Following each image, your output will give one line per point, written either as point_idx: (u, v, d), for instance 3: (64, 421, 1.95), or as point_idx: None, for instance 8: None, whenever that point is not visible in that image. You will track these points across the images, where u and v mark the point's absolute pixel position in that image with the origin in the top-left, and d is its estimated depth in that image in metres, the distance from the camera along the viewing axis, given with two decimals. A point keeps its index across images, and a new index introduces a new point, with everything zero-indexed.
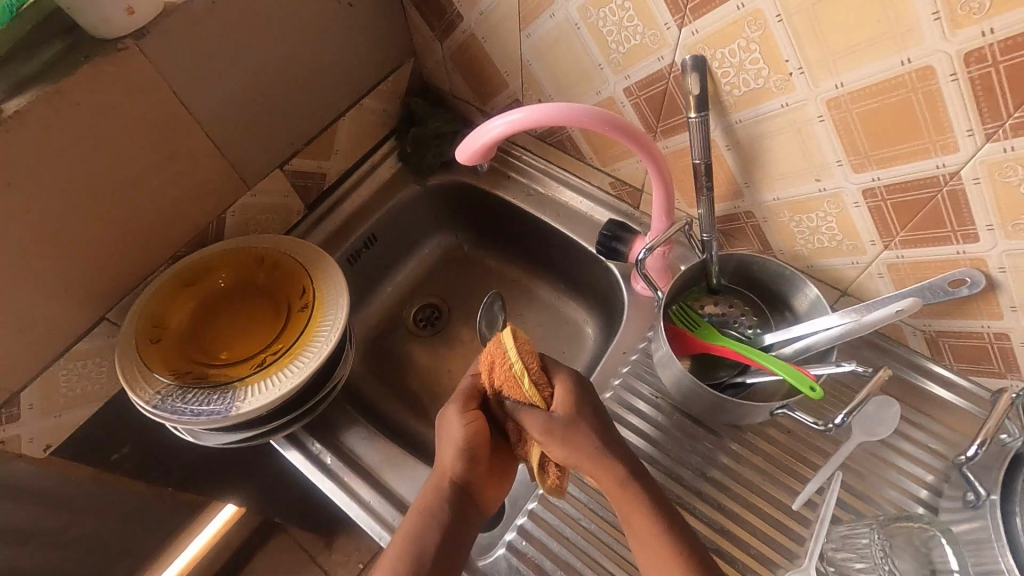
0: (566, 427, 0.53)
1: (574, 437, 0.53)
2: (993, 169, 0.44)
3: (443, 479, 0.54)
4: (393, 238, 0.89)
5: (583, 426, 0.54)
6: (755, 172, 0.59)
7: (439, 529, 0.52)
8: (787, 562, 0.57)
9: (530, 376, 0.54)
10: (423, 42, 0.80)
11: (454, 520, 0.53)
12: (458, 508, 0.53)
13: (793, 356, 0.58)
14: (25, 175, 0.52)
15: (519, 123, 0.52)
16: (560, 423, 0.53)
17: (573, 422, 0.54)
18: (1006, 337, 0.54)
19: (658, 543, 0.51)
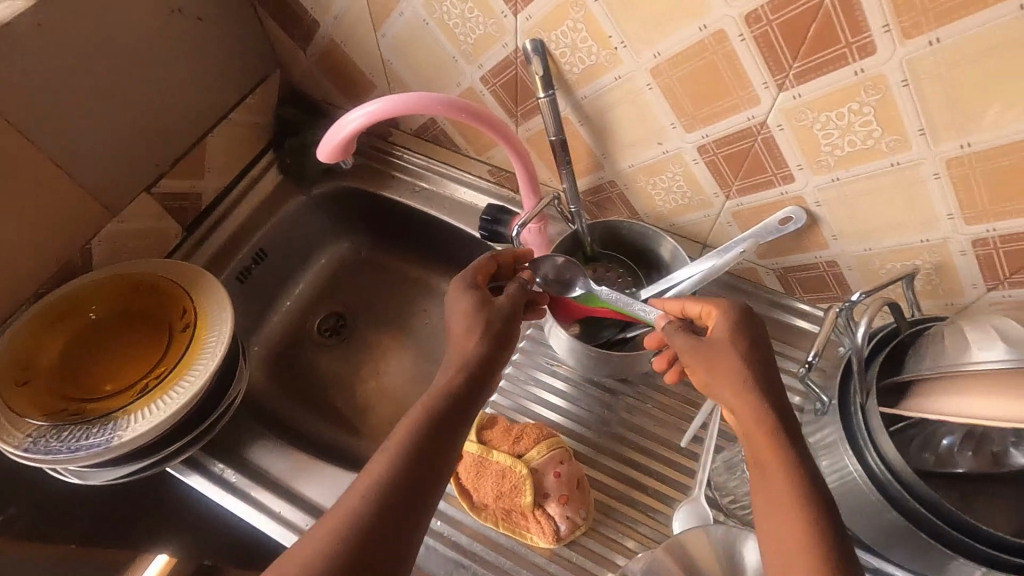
0: (711, 355, 0.51)
1: (724, 373, 0.50)
2: (790, 115, 0.51)
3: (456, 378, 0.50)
4: (285, 251, 0.88)
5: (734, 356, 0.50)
6: (608, 143, 0.64)
7: (434, 424, 0.48)
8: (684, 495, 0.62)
9: (504, 447, 0.60)
10: (286, 51, 0.80)
11: (444, 430, 0.48)
12: (451, 413, 0.49)
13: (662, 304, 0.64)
14: None
15: (376, 114, 0.54)
16: (709, 352, 0.51)
17: (725, 351, 0.51)
18: (835, 264, 0.62)
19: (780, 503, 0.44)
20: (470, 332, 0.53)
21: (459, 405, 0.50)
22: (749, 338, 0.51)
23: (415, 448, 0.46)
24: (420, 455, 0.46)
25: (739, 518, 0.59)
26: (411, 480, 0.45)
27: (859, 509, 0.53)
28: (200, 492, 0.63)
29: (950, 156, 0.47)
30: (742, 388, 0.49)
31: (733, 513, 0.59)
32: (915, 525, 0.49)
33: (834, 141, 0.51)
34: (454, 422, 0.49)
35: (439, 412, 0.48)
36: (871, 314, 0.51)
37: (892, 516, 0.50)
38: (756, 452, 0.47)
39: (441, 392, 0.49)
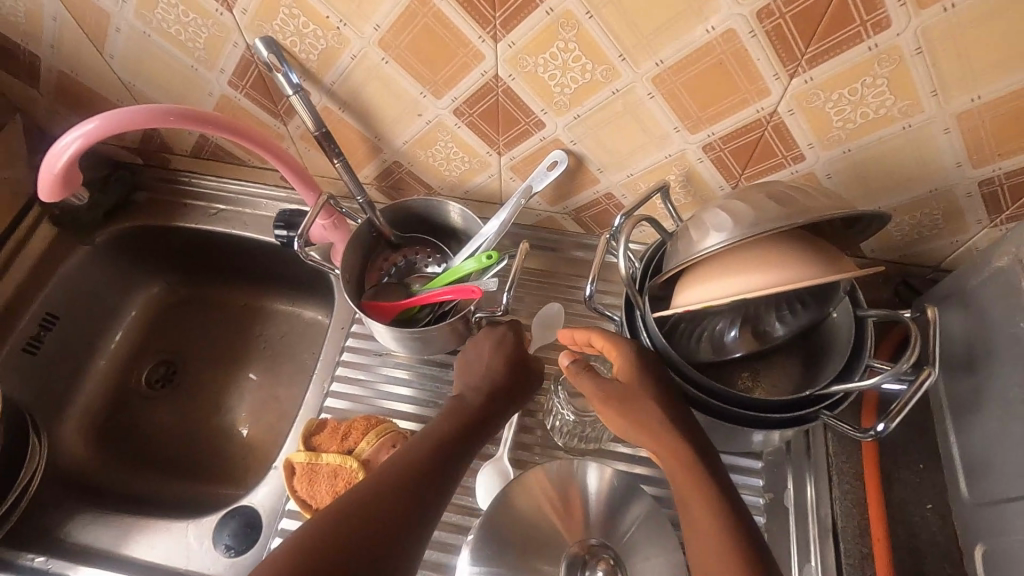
0: (624, 402, 0.51)
1: (635, 411, 0.51)
2: (514, 64, 0.53)
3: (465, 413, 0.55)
4: (83, 309, 0.80)
5: (646, 398, 0.51)
6: (375, 125, 0.64)
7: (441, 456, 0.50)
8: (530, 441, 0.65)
9: (336, 445, 0.59)
10: (17, 92, 0.72)
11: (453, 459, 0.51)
12: (440, 466, 0.49)
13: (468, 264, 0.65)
14: None
15: (89, 134, 0.51)
16: (619, 390, 0.51)
17: (639, 388, 0.51)
18: (612, 195, 0.66)
19: (706, 510, 0.46)
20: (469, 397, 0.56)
21: (449, 461, 0.50)
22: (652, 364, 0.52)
23: (397, 485, 0.46)
24: (412, 494, 0.46)
25: (573, 447, 0.64)
26: (384, 520, 0.43)
27: None
28: None
29: (653, 74, 0.51)
30: (654, 417, 0.50)
31: (567, 444, 0.64)
32: (717, 416, 0.53)
33: (560, 81, 0.54)
34: (443, 477, 0.49)
35: (425, 464, 0.49)
36: (626, 234, 0.54)
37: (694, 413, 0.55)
38: (681, 483, 0.48)
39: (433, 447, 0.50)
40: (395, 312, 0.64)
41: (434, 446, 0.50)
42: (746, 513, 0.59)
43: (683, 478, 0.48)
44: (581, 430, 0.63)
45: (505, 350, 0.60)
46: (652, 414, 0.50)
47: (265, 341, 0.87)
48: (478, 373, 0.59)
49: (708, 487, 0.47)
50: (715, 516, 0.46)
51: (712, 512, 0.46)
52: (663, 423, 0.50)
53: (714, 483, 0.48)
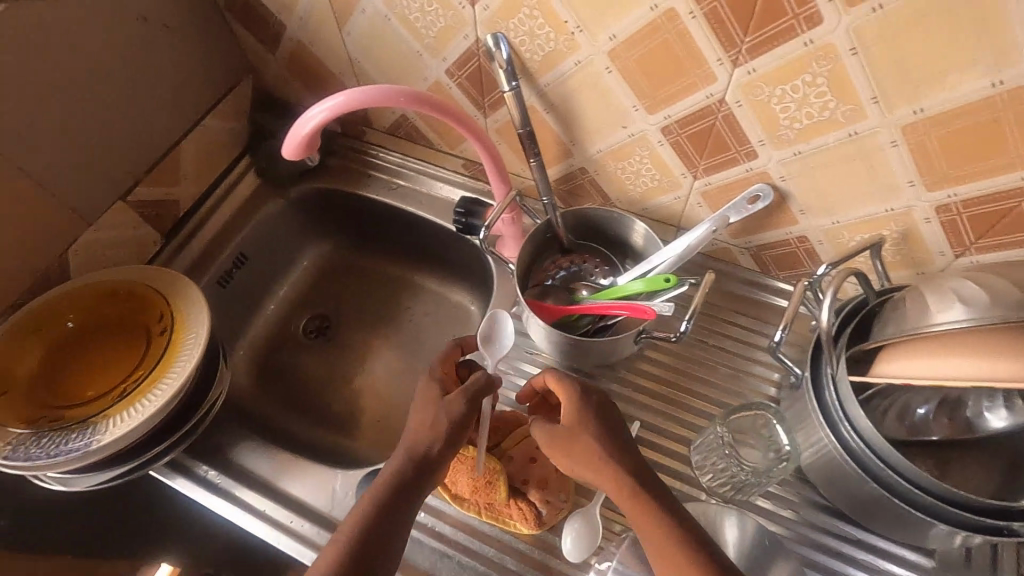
0: (567, 439, 0.54)
1: (579, 453, 0.54)
2: (746, 91, 0.51)
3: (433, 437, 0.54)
4: (266, 255, 0.88)
5: (586, 440, 0.54)
6: (574, 130, 0.65)
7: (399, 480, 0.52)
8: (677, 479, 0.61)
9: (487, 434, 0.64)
10: (256, 55, 0.80)
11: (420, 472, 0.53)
12: (382, 528, 0.49)
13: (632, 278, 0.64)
14: None
15: (336, 108, 0.54)
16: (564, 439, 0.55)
17: (574, 437, 0.54)
18: (806, 239, 0.62)
19: (665, 541, 0.48)
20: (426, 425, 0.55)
21: (396, 507, 0.51)
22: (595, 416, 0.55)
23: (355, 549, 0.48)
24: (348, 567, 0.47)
25: (720, 496, 0.59)
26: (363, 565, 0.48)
27: (838, 481, 0.53)
28: (185, 495, 0.64)
29: (906, 122, 0.47)
30: (597, 461, 0.53)
31: (713, 491, 0.59)
32: (891, 493, 0.50)
33: (792, 114, 0.51)
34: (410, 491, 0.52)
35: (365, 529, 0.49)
36: (836, 286, 0.51)
37: (870, 485, 0.50)
38: (630, 508, 0.51)
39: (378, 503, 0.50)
40: (560, 314, 0.65)
41: (397, 471, 0.52)
42: None
43: (633, 509, 0.51)
44: (735, 480, 0.58)
45: (449, 413, 0.55)
46: (587, 450, 0.53)
47: (411, 315, 0.91)
48: (428, 428, 0.55)
49: (660, 519, 0.49)
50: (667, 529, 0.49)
51: (664, 534, 0.49)
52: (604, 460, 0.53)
53: (668, 513, 0.50)
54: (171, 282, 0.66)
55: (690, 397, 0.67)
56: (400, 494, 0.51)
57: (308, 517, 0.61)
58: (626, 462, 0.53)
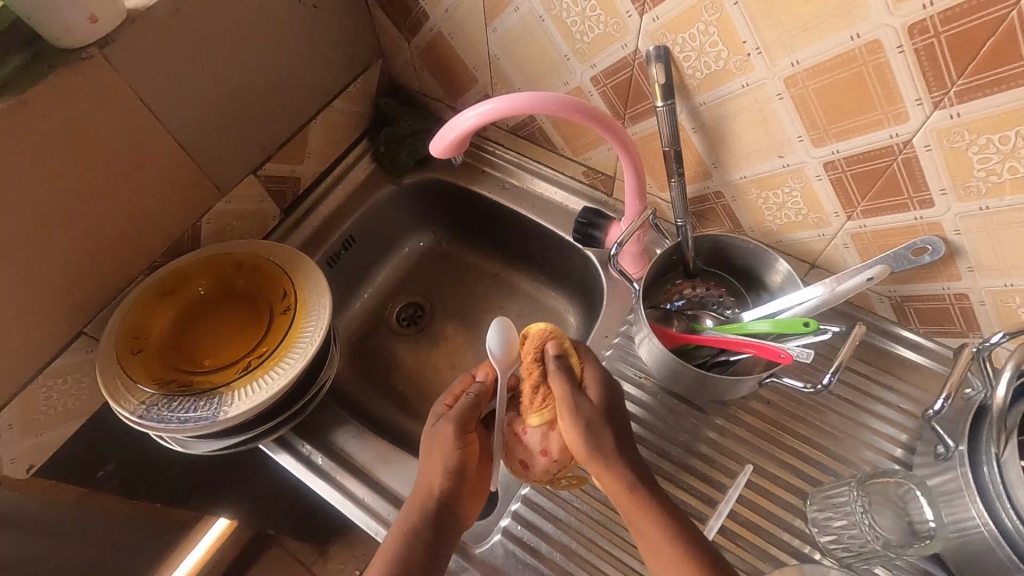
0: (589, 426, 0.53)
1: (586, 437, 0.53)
2: (941, 136, 0.47)
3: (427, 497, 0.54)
4: (371, 240, 0.89)
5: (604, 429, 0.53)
6: (721, 153, 0.61)
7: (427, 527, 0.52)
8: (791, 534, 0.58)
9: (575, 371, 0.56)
10: (391, 41, 0.80)
11: (439, 524, 0.53)
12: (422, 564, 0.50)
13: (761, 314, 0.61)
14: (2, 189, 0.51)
15: (490, 114, 0.53)
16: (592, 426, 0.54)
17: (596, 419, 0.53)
18: (965, 297, 0.57)
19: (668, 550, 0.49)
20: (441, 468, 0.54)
21: (441, 522, 0.53)
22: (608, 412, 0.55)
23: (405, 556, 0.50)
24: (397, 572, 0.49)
25: (839, 559, 0.55)
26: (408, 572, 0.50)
27: (987, 567, 0.48)
28: (287, 470, 0.65)
29: None
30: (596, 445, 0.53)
31: (831, 552, 0.56)
32: None
33: (991, 166, 0.46)
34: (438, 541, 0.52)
35: (415, 531, 0.52)
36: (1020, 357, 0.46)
37: None
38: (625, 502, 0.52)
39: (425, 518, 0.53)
40: (680, 342, 0.62)
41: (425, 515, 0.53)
42: None
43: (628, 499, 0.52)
44: (863, 548, 0.54)
45: (439, 438, 0.55)
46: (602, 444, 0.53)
47: (504, 316, 0.91)
48: (439, 462, 0.54)
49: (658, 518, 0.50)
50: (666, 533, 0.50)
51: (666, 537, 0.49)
52: (609, 457, 0.53)
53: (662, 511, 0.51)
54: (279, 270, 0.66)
55: (804, 445, 0.63)
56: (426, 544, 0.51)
57: None
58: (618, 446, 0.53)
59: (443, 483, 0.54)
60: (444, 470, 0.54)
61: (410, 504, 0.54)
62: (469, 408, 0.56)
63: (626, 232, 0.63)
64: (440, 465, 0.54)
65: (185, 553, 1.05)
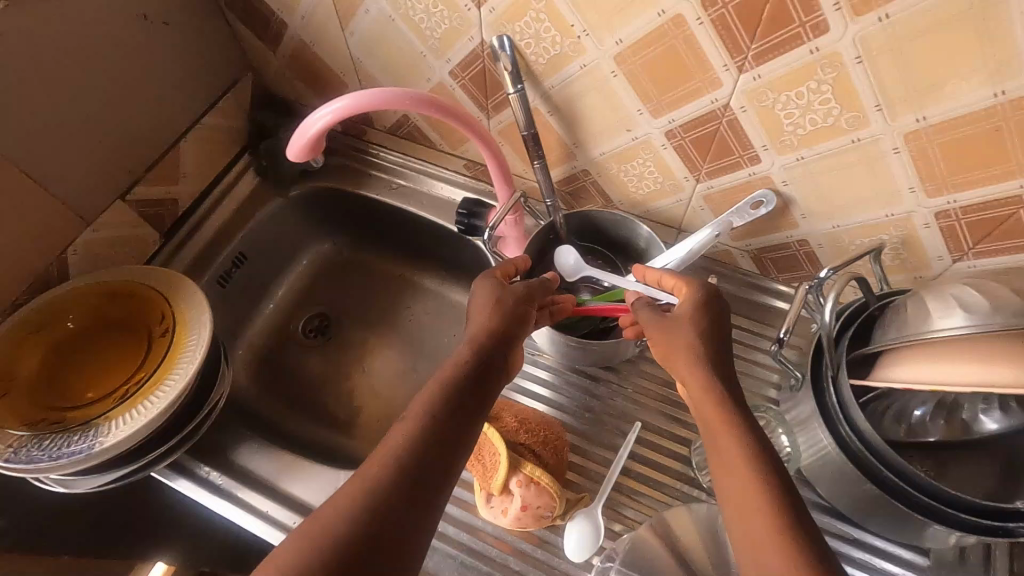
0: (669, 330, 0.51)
1: (676, 338, 0.51)
2: (751, 97, 0.52)
3: (486, 337, 0.51)
4: (266, 255, 0.88)
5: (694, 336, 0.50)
6: (578, 133, 0.65)
7: (455, 390, 0.46)
8: (678, 482, 0.62)
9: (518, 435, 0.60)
10: (257, 53, 0.80)
11: (474, 385, 0.47)
12: (423, 465, 0.41)
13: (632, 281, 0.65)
14: None
15: (338, 113, 0.54)
16: (670, 328, 0.52)
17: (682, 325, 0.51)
18: (806, 242, 0.63)
19: (743, 466, 0.43)
20: (489, 325, 0.52)
21: (485, 375, 0.49)
22: (715, 326, 0.51)
23: (429, 425, 0.43)
24: (437, 436, 0.43)
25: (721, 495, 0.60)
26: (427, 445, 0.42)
27: (839, 483, 0.54)
28: (186, 495, 0.64)
29: (908, 129, 0.48)
30: (694, 354, 0.49)
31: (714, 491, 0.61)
32: (889, 495, 0.51)
33: (796, 120, 0.51)
34: (456, 422, 0.45)
35: (451, 390, 0.46)
36: (839, 289, 0.51)
37: (869, 487, 0.52)
38: (711, 423, 0.46)
39: (451, 385, 0.46)
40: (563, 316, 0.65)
41: (445, 386, 0.46)
42: None
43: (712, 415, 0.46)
44: None
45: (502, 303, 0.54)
46: (687, 347, 0.50)
47: (411, 315, 0.91)
48: (482, 320, 0.52)
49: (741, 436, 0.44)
50: (743, 453, 0.43)
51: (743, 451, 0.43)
52: (705, 376, 0.48)
53: (749, 427, 0.45)
54: (161, 283, 0.65)
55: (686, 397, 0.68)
56: (427, 442, 0.42)
57: None
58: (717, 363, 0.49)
59: (505, 327, 0.52)
60: (492, 310, 0.53)
61: (456, 354, 0.49)
62: (537, 286, 0.58)
63: (499, 217, 0.66)
64: (475, 320, 0.53)
65: None
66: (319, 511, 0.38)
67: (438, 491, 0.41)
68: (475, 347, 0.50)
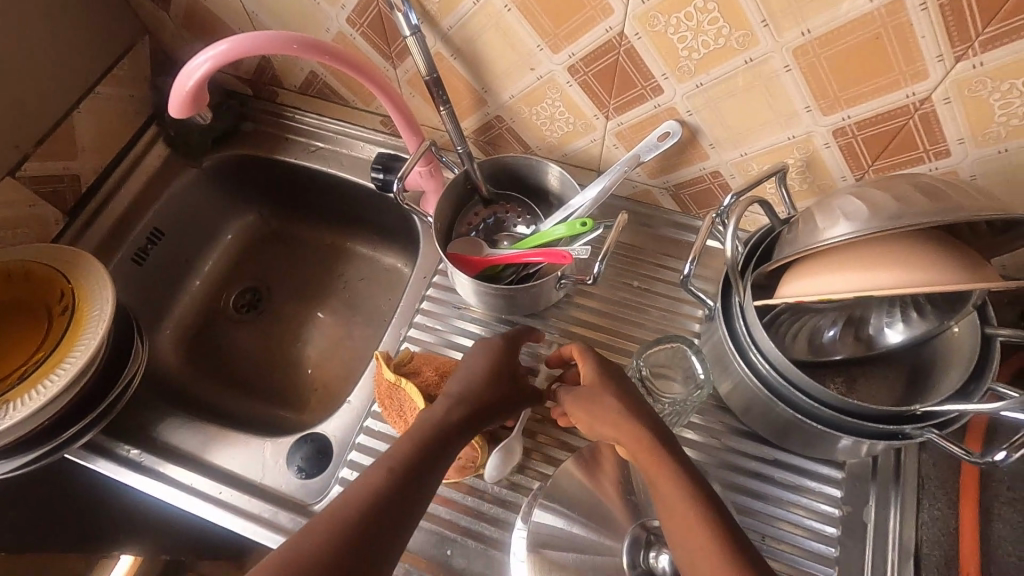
0: (588, 394, 0.52)
1: (593, 407, 0.52)
2: (643, 22, 0.50)
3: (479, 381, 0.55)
4: (186, 229, 0.84)
5: (606, 392, 0.52)
6: (484, 77, 0.63)
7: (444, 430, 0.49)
8: None
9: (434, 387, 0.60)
10: (150, 15, 0.75)
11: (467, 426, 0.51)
12: (404, 488, 0.44)
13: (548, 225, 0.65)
14: None
15: (216, 61, 0.51)
16: (585, 394, 0.53)
17: (595, 390, 0.52)
18: (719, 173, 0.62)
19: (676, 499, 0.44)
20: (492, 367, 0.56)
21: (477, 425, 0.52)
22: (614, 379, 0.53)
23: (422, 449, 0.47)
24: (422, 463, 0.46)
25: None
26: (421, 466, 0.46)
27: (754, 406, 0.55)
28: (106, 475, 0.62)
29: (796, 45, 0.47)
30: (613, 417, 0.50)
31: None
32: (799, 413, 0.52)
33: (689, 44, 0.51)
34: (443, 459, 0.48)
35: (440, 421, 0.50)
36: (740, 214, 0.51)
37: (781, 408, 0.53)
38: (640, 457, 0.48)
39: (445, 420, 0.50)
40: (480, 266, 0.64)
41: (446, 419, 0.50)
42: (817, 521, 0.56)
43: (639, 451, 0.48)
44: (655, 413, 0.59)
45: (473, 365, 0.57)
46: (609, 413, 0.51)
47: (345, 283, 0.90)
48: (465, 380, 0.55)
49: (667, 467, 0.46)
50: (681, 493, 0.44)
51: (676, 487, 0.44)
52: (623, 418, 0.50)
53: (679, 463, 0.46)
54: (58, 260, 0.62)
55: (614, 337, 0.68)
56: (415, 475, 0.45)
57: (239, 488, 0.60)
58: (637, 408, 0.51)
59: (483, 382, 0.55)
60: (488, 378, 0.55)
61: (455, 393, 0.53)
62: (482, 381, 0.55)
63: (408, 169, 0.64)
64: (450, 385, 0.55)
65: None
66: (307, 528, 0.40)
67: (406, 518, 0.43)
68: (469, 391, 0.54)
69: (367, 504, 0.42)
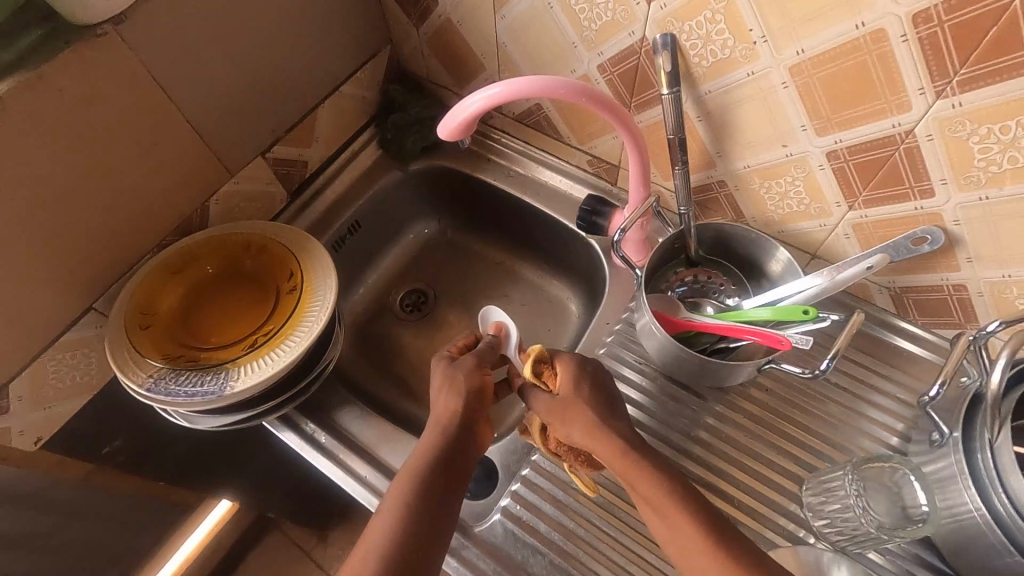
0: (568, 410, 0.55)
1: (572, 418, 0.55)
2: (943, 125, 0.48)
3: (457, 388, 0.57)
4: (378, 225, 0.89)
5: (585, 406, 0.55)
6: (725, 142, 0.62)
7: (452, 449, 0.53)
8: (789, 522, 0.59)
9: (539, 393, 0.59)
10: (400, 28, 0.81)
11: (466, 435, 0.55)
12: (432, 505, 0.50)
13: (754, 303, 0.62)
14: (24, 167, 0.53)
15: (495, 97, 0.54)
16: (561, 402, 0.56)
17: (574, 401, 0.56)
18: (964, 289, 0.57)
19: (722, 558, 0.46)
20: (449, 387, 0.58)
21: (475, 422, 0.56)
22: (594, 385, 0.58)
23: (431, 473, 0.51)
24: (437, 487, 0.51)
25: (832, 543, 0.56)
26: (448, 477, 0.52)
27: (978, 552, 0.50)
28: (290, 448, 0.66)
29: None
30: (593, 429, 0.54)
31: (825, 536, 0.57)
32: None
33: (992, 156, 0.47)
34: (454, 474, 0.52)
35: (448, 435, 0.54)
36: (1014, 346, 0.46)
37: (1014, 560, 0.47)
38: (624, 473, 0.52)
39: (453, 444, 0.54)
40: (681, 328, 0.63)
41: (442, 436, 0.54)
42: None
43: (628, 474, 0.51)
44: (855, 531, 0.54)
45: (461, 371, 0.59)
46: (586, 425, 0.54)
47: (506, 304, 0.91)
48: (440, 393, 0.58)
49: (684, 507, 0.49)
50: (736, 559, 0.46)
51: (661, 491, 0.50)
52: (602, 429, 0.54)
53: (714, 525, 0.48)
54: (290, 241, 0.68)
55: (801, 432, 0.64)
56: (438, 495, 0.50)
57: None
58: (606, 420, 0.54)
59: (466, 408, 0.56)
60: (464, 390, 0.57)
61: (444, 408, 0.56)
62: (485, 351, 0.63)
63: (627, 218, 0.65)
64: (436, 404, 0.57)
65: (186, 536, 1.07)
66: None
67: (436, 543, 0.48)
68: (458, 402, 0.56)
69: (408, 515, 0.48)
